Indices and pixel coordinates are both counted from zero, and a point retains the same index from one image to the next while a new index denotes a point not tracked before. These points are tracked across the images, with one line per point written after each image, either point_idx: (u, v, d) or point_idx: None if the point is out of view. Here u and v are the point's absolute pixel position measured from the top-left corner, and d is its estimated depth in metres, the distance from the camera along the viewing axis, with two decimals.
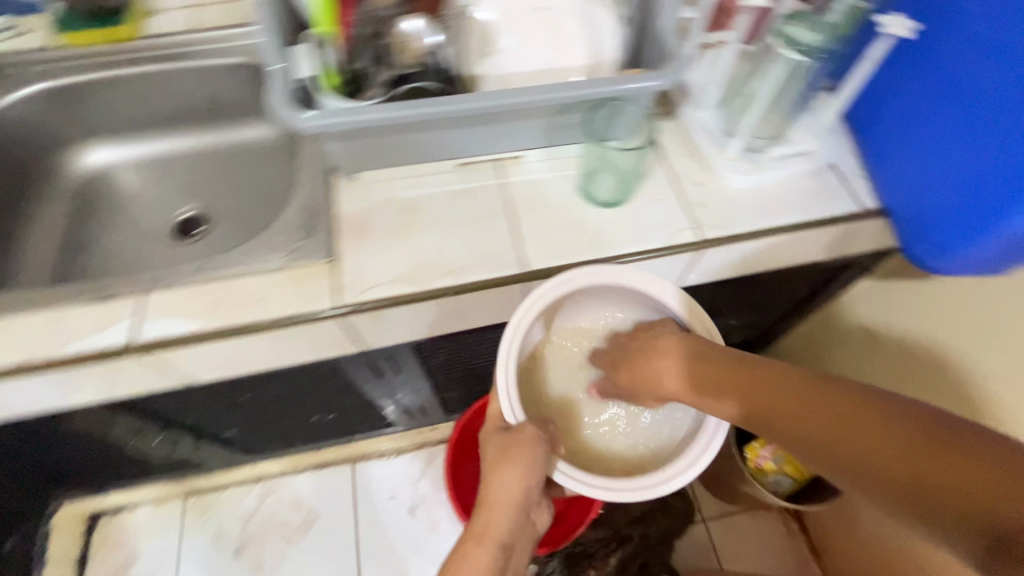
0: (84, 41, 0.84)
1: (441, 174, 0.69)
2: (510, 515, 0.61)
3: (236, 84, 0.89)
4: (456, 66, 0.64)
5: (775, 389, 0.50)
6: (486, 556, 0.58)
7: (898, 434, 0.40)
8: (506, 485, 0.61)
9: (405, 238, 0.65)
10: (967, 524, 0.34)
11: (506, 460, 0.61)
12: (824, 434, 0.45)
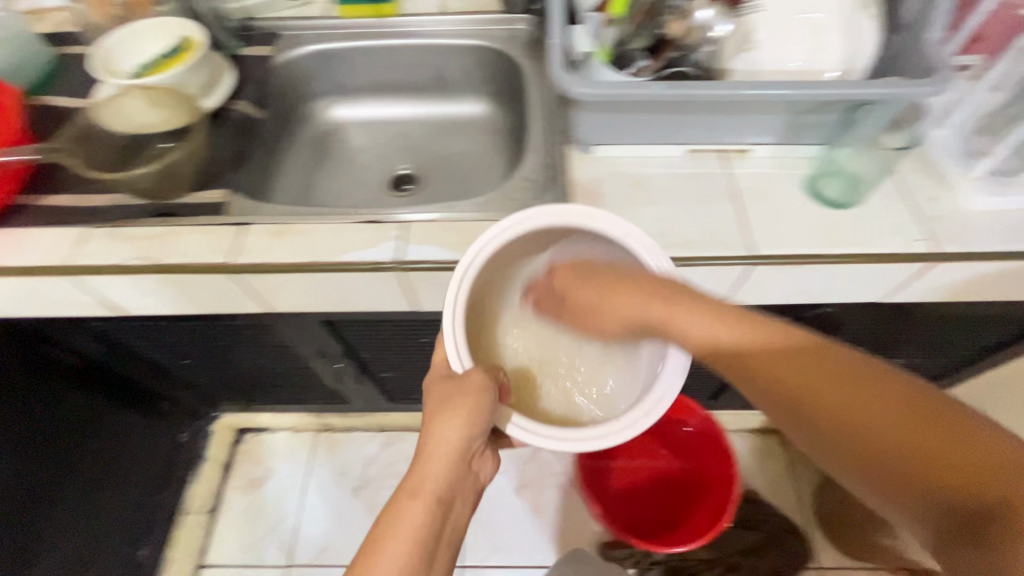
0: (356, 14, 0.98)
1: (669, 157, 0.74)
2: (446, 464, 0.58)
3: (467, 62, 1.00)
4: (712, 56, 0.68)
5: (816, 374, 0.46)
6: (421, 510, 0.56)
7: (887, 407, 0.43)
8: (443, 437, 0.58)
9: (635, 209, 0.70)
10: (985, 553, 0.37)
11: (441, 410, 0.57)
12: (867, 438, 0.43)
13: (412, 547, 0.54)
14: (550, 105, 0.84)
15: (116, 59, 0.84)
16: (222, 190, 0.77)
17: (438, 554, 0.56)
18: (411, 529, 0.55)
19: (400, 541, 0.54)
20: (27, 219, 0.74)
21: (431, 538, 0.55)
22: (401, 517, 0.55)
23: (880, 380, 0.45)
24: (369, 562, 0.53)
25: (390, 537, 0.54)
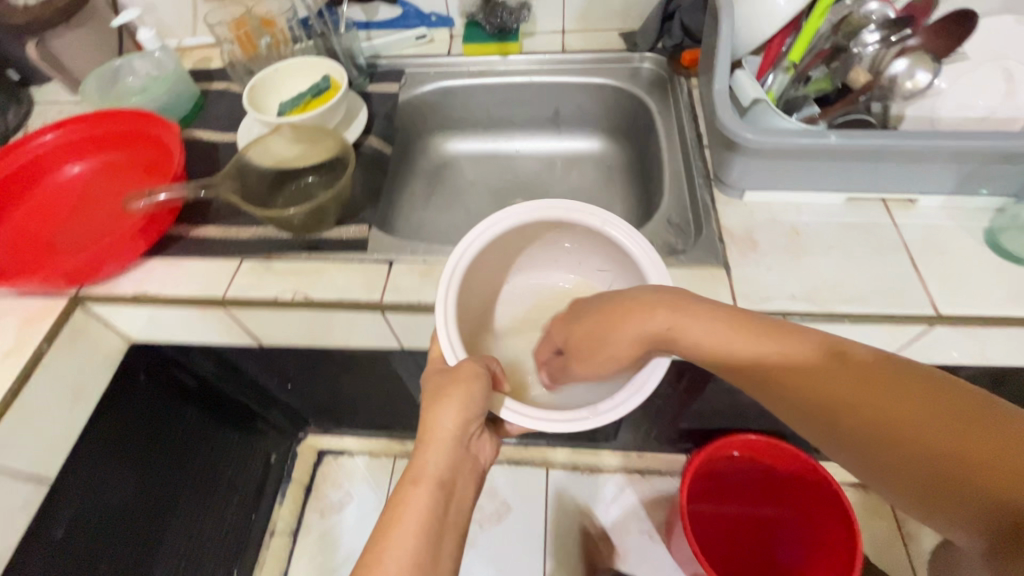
0: (479, 52, 1.00)
1: (827, 205, 0.71)
2: (448, 449, 0.59)
3: (585, 100, 1.01)
4: (886, 108, 0.65)
5: (861, 386, 0.41)
6: (426, 494, 0.56)
7: (914, 399, 0.38)
8: (442, 425, 0.59)
9: (796, 258, 0.67)
10: (974, 518, 0.34)
11: (439, 395, 0.59)
12: (886, 427, 0.39)
13: (420, 531, 0.54)
14: (685, 147, 0.83)
15: (261, 97, 0.88)
16: (363, 224, 0.78)
17: (445, 537, 0.56)
18: (418, 513, 0.55)
19: (407, 529, 0.54)
20: (183, 247, 0.77)
21: (438, 521, 0.55)
22: (409, 505, 0.55)
23: (898, 374, 0.40)
24: (382, 549, 0.53)
25: (396, 522, 0.54)
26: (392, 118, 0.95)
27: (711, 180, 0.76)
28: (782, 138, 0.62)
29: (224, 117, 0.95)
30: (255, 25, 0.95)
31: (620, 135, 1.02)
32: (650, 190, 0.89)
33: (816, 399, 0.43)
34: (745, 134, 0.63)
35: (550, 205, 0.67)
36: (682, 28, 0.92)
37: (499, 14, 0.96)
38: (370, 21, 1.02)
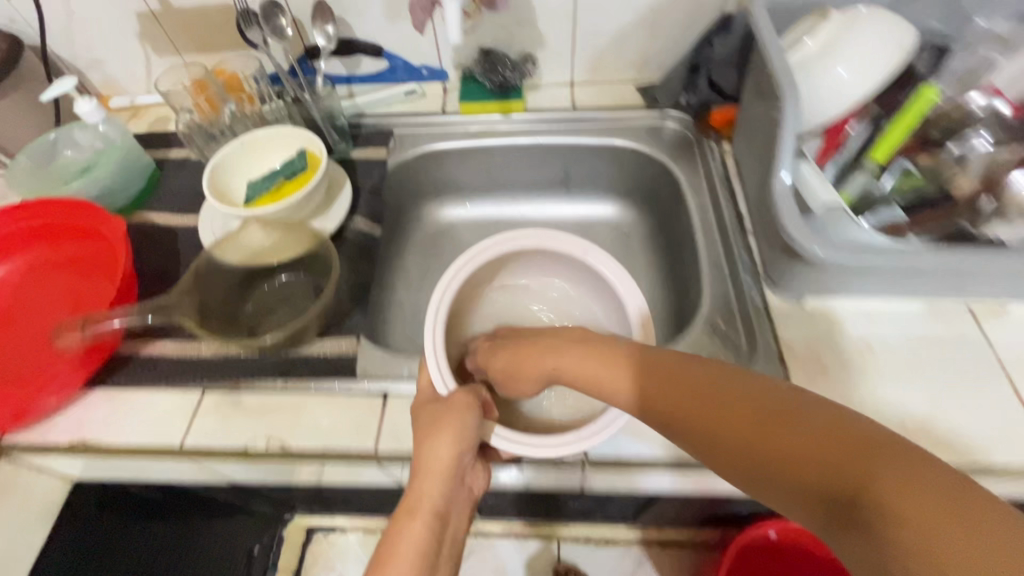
0: (479, 112, 0.88)
1: (901, 314, 0.60)
2: (443, 482, 0.51)
3: (600, 162, 0.89)
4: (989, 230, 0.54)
5: (725, 402, 0.39)
6: (419, 530, 0.48)
7: (761, 410, 0.37)
8: (437, 455, 0.51)
9: (875, 387, 0.56)
10: (858, 546, 0.30)
11: (438, 422, 0.52)
12: (765, 452, 0.36)
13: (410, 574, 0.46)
14: (724, 230, 0.71)
15: (226, 176, 0.75)
16: (351, 338, 0.65)
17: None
18: (410, 553, 0.47)
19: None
20: (131, 376, 0.63)
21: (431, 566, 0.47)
22: (399, 543, 0.47)
23: (754, 384, 0.39)
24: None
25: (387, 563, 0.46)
26: (381, 192, 0.82)
27: (761, 277, 0.65)
28: (858, 255, 0.51)
29: (183, 196, 0.81)
30: (217, 88, 0.82)
31: (639, 199, 0.90)
32: (681, 274, 0.78)
33: (678, 419, 0.41)
34: (811, 244, 0.52)
35: (528, 235, 0.61)
36: (710, 82, 0.80)
37: (501, 70, 0.85)
38: (351, 75, 0.89)
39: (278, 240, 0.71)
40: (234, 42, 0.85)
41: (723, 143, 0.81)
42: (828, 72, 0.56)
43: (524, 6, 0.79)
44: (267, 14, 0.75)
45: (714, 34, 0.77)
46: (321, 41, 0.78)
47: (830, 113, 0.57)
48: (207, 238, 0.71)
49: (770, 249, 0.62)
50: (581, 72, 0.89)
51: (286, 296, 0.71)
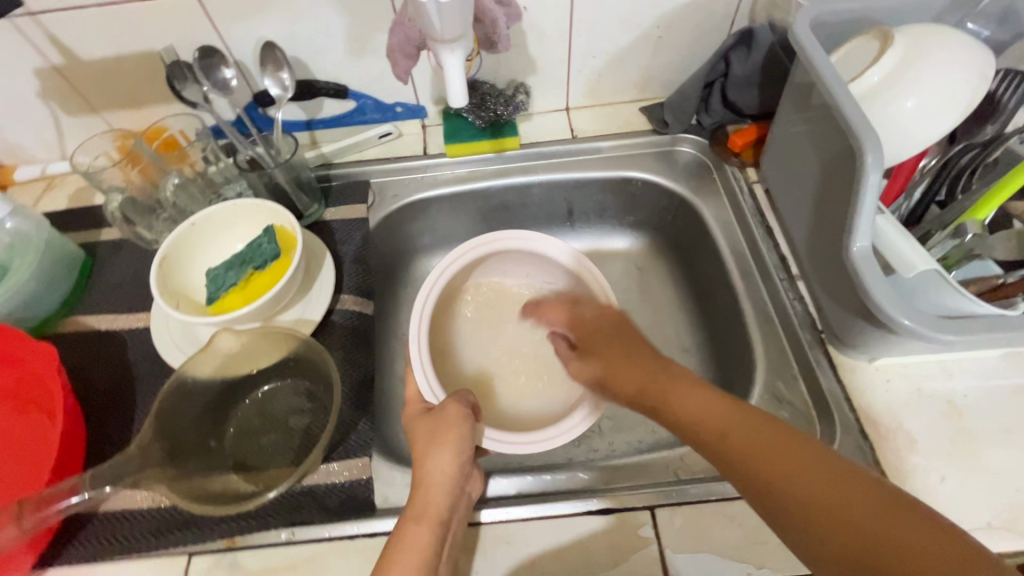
0: (467, 152, 0.76)
1: (979, 366, 0.54)
2: (449, 493, 0.48)
3: (607, 196, 0.79)
4: None
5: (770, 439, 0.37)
6: (425, 540, 0.44)
7: (807, 459, 0.35)
8: (436, 467, 0.48)
9: (971, 457, 0.50)
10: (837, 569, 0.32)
11: (436, 429, 0.50)
12: (797, 498, 0.34)
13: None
14: (766, 274, 0.65)
15: (180, 271, 0.61)
16: (364, 459, 0.55)
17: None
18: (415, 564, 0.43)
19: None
20: (91, 551, 0.50)
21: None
22: (404, 554, 0.43)
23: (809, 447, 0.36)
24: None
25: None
26: (366, 259, 0.69)
27: (824, 333, 0.59)
28: (964, 330, 0.43)
29: (123, 290, 0.66)
30: (153, 156, 0.67)
31: (654, 233, 0.81)
32: (717, 321, 0.70)
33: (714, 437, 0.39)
34: (902, 319, 0.44)
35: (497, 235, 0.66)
36: (725, 101, 0.73)
37: (492, 105, 0.74)
38: (312, 119, 0.77)
39: (252, 345, 0.58)
40: (165, 94, 0.70)
41: (746, 168, 0.73)
42: (895, 108, 0.47)
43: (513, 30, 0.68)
44: (205, 66, 0.62)
45: (732, 49, 0.69)
46: (276, 91, 0.66)
47: (900, 153, 0.49)
48: (171, 356, 0.59)
49: (835, 303, 0.56)
50: (578, 95, 0.79)
51: (277, 409, 0.59)
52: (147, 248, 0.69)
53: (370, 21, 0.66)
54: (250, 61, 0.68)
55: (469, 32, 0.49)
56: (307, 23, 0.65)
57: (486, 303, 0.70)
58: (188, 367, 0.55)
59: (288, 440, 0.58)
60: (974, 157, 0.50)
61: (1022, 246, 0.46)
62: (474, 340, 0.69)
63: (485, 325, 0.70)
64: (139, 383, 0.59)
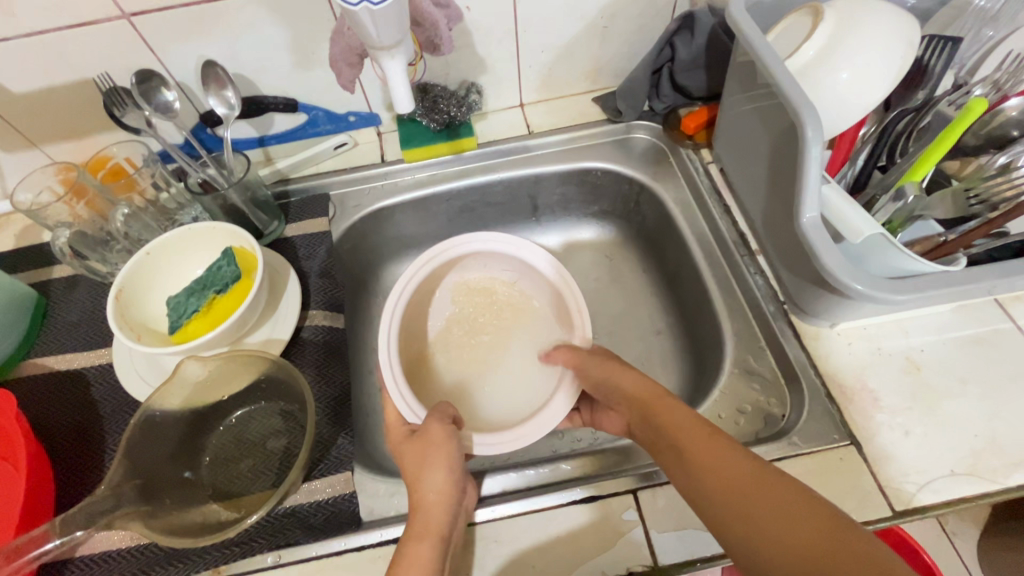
0: (425, 156, 0.76)
1: (932, 320, 0.57)
2: (446, 510, 0.47)
3: (569, 189, 0.80)
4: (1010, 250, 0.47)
5: (811, 519, 0.35)
6: (426, 557, 0.44)
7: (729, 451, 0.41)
8: (431, 488, 0.47)
9: (931, 409, 0.52)
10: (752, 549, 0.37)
11: (431, 447, 0.49)
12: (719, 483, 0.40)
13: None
14: (728, 252, 0.66)
15: (138, 302, 0.60)
16: (346, 473, 0.54)
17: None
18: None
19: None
20: None
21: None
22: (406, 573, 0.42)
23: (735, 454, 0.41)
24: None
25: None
26: (332, 273, 0.68)
27: (786, 304, 0.60)
28: (914, 289, 0.44)
29: (81, 327, 0.64)
30: (99, 187, 0.65)
31: (619, 220, 0.82)
32: (686, 300, 0.71)
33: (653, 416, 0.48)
34: (853, 283, 0.45)
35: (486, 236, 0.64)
36: (675, 86, 0.75)
37: (444, 107, 0.73)
38: (264, 135, 0.75)
39: (221, 371, 0.56)
40: (107, 122, 0.68)
41: (701, 150, 0.74)
42: (831, 80, 0.48)
43: (459, 31, 0.68)
44: (144, 90, 0.61)
45: (676, 34, 0.70)
46: (222, 110, 0.64)
47: (840, 123, 0.51)
48: (137, 390, 0.58)
49: (793, 275, 0.58)
50: (531, 90, 0.79)
51: (253, 433, 0.58)
52: (103, 281, 0.67)
53: (311, 31, 0.65)
54: (192, 81, 0.67)
55: (407, 37, 0.49)
56: (247, 39, 0.64)
57: (471, 302, 0.68)
58: (156, 400, 0.53)
59: (267, 462, 0.57)
60: (909, 121, 0.52)
61: (957, 203, 0.48)
62: (451, 340, 0.67)
63: (466, 321, 0.68)
64: (107, 421, 0.58)
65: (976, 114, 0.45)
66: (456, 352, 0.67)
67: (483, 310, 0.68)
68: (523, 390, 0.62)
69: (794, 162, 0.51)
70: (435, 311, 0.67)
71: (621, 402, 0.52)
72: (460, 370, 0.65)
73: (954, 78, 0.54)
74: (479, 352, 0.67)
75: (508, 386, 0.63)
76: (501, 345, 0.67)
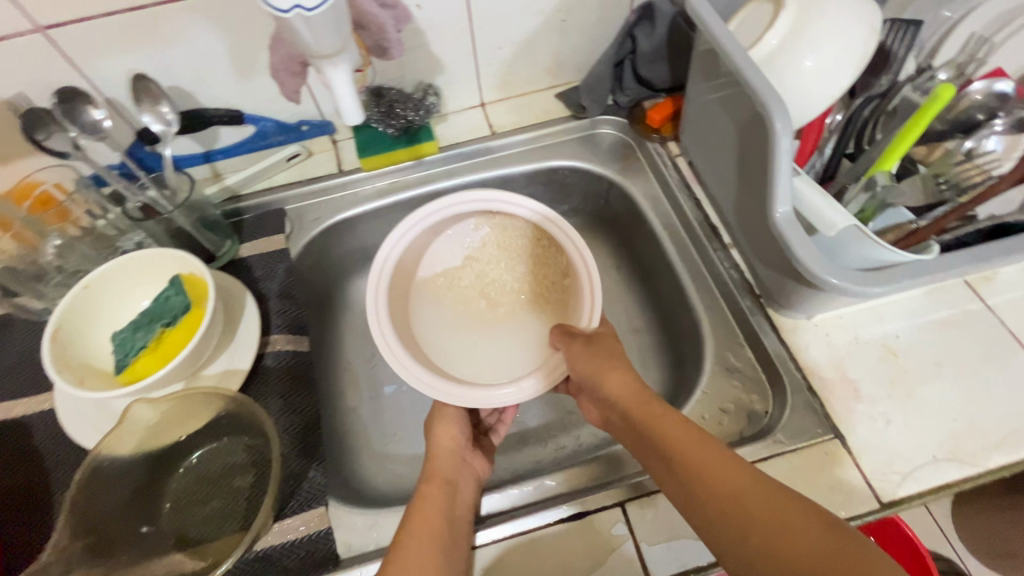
0: (384, 164, 0.72)
1: (905, 303, 0.57)
2: (454, 459, 0.53)
3: (537, 189, 0.78)
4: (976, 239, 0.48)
5: (827, 542, 0.33)
6: (435, 496, 0.48)
7: (730, 466, 0.38)
8: (441, 441, 0.55)
9: (910, 395, 0.52)
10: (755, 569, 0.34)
11: (435, 415, 0.57)
12: (724, 502, 0.37)
13: (434, 532, 0.45)
14: (701, 246, 0.65)
15: (78, 340, 0.55)
16: (319, 508, 0.51)
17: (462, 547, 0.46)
18: (432, 513, 0.46)
19: (421, 538, 0.44)
20: None
21: (451, 526, 0.46)
22: (419, 507, 0.47)
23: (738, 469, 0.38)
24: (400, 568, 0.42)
25: (410, 527, 0.45)
26: (293, 293, 0.65)
27: (763, 297, 0.59)
28: (890, 281, 0.44)
29: (18, 371, 0.59)
30: (27, 218, 0.59)
31: (589, 218, 0.80)
32: (661, 297, 0.70)
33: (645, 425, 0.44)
34: (829, 278, 0.44)
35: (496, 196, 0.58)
36: (638, 78, 0.73)
37: (401, 112, 0.70)
38: (210, 150, 0.70)
39: (175, 412, 0.52)
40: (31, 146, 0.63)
41: (668, 143, 0.73)
42: (796, 69, 0.47)
43: (410, 31, 0.65)
44: (68, 110, 0.56)
45: (636, 25, 0.68)
46: (158, 127, 0.60)
47: (807, 112, 0.50)
48: (83, 436, 0.53)
49: (767, 268, 0.57)
50: (491, 89, 0.76)
51: (215, 471, 0.55)
52: (39, 319, 0.62)
53: (250, 38, 0.60)
54: (122, 97, 0.62)
55: (349, 45, 0.46)
56: (180, 49, 0.59)
57: (485, 256, 0.63)
58: (104, 445, 0.49)
59: (234, 503, 0.53)
60: (875, 108, 0.52)
61: (926, 190, 0.48)
62: (462, 292, 0.63)
63: (481, 271, 0.63)
64: (53, 473, 0.53)
65: (941, 103, 0.45)
66: (466, 302, 0.62)
67: (495, 266, 0.63)
68: (509, 352, 0.58)
69: (762, 155, 0.49)
70: (442, 262, 0.63)
71: (602, 402, 0.48)
72: (464, 319, 0.61)
73: (914, 62, 0.53)
74: (490, 304, 0.62)
75: (508, 340, 0.59)
76: (494, 303, 0.62)
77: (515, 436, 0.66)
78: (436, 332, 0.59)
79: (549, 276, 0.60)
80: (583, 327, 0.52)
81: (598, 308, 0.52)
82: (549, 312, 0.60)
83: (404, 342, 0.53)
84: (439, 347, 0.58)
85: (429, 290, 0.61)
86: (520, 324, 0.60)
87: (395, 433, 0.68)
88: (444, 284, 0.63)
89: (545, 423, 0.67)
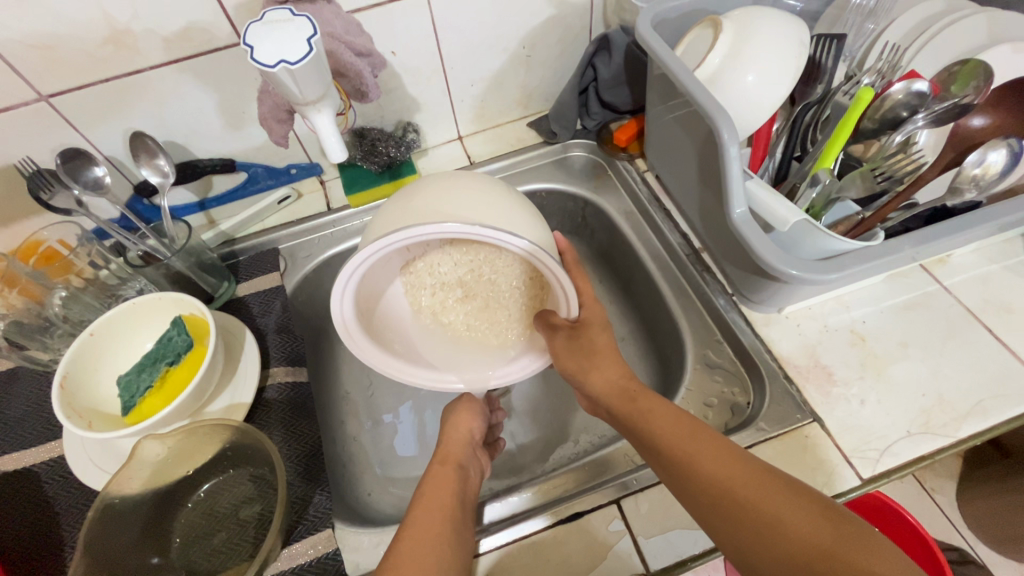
0: (371, 199, 0.76)
1: (870, 289, 0.60)
2: (466, 448, 0.56)
3: None
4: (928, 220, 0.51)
5: (804, 506, 0.36)
6: (449, 478, 0.50)
7: (714, 446, 0.41)
8: (453, 433, 0.57)
9: (881, 374, 0.55)
10: (745, 542, 0.37)
11: (459, 407, 0.60)
12: (711, 482, 0.39)
13: (446, 513, 0.46)
14: (674, 253, 0.69)
15: (86, 388, 0.57)
16: (327, 529, 0.53)
17: (469, 533, 0.47)
18: (444, 493, 0.48)
19: (434, 516, 0.46)
20: None
21: (462, 505, 0.49)
22: (433, 488, 0.49)
23: (719, 449, 0.41)
24: (411, 543, 0.43)
25: (422, 506, 0.47)
26: (290, 327, 0.67)
27: (735, 296, 0.63)
28: (842, 267, 0.47)
29: (25, 421, 0.60)
30: (32, 273, 0.61)
31: (571, 236, 0.85)
32: (642, 305, 0.73)
33: (633, 417, 0.46)
34: (787, 268, 0.48)
35: (449, 228, 0.42)
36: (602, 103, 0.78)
37: (383, 149, 0.74)
38: (204, 198, 0.74)
39: (181, 447, 0.54)
40: (36, 207, 0.66)
41: (635, 160, 0.77)
42: (738, 83, 0.52)
43: (387, 75, 0.70)
44: (71, 169, 0.59)
45: (595, 55, 0.74)
46: (156, 179, 0.63)
47: (755, 119, 0.54)
48: (94, 478, 0.55)
49: (726, 258, 0.62)
50: (467, 122, 0.82)
51: (222, 506, 0.56)
52: (47, 369, 0.64)
53: (239, 91, 0.65)
54: (121, 153, 0.66)
55: (331, 90, 0.52)
56: (175, 104, 0.63)
57: (462, 243, 0.57)
58: (114, 485, 0.51)
59: (241, 533, 0.54)
60: (815, 113, 0.57)
61: (868, 182, 0.52)
62: (441, 277, 0.59)
63: (458, 260, 0.58)
64: (63, 518, 0.54)
65: (866, 103, 0.49)
66: (445, 287, 0.60)
67: (471, 257, 0.58)
68: (488, 345, 0.59)
69: (716, 164, 0.54)
70: (418, 247, 0.58)
71: (588, 397, 0.51)
72: (445, 306, 0.60)
73: (846, 70, 0.61)
74: (468, 293, 0.60)
75: (491, 332, 0.59)
76: (470, 294, 0.60)
77: (515, 449, 0.68)
78: (422, 321, 0.61)
79: (529, 267, 0.58)
80: (563, 317, 0.50)
81: (574, 299, 0.48)
82: (529, 303, 0.58)
83: (393, 351, 0.55)
84: (426, 338, 0.60)
85: (409, 281, 0.60)
86: (495, 317, 0.59)
87: (395, 457, 0.70)
88: (421, 270, 0.59)
89: (541, 435, 0.69)
